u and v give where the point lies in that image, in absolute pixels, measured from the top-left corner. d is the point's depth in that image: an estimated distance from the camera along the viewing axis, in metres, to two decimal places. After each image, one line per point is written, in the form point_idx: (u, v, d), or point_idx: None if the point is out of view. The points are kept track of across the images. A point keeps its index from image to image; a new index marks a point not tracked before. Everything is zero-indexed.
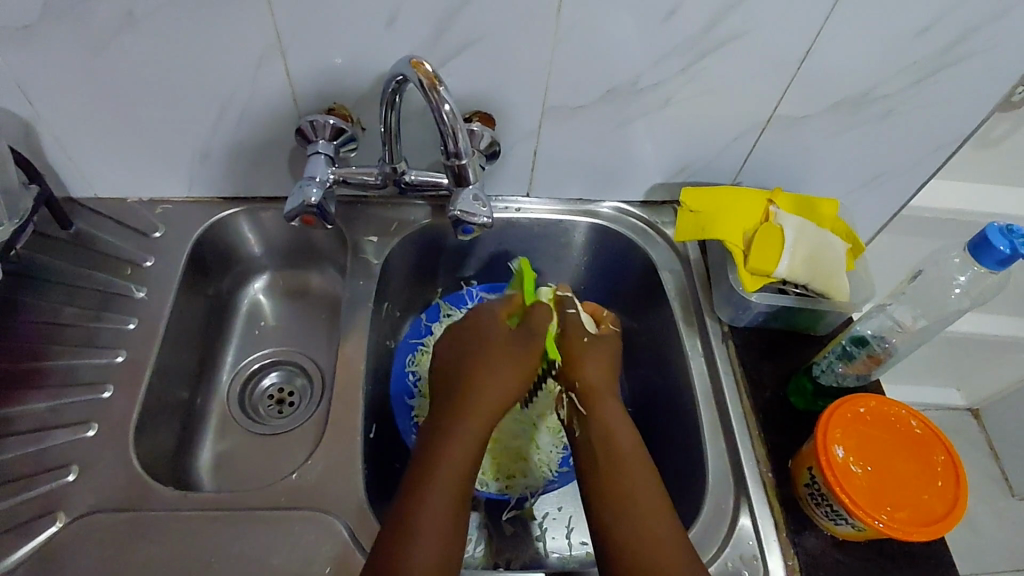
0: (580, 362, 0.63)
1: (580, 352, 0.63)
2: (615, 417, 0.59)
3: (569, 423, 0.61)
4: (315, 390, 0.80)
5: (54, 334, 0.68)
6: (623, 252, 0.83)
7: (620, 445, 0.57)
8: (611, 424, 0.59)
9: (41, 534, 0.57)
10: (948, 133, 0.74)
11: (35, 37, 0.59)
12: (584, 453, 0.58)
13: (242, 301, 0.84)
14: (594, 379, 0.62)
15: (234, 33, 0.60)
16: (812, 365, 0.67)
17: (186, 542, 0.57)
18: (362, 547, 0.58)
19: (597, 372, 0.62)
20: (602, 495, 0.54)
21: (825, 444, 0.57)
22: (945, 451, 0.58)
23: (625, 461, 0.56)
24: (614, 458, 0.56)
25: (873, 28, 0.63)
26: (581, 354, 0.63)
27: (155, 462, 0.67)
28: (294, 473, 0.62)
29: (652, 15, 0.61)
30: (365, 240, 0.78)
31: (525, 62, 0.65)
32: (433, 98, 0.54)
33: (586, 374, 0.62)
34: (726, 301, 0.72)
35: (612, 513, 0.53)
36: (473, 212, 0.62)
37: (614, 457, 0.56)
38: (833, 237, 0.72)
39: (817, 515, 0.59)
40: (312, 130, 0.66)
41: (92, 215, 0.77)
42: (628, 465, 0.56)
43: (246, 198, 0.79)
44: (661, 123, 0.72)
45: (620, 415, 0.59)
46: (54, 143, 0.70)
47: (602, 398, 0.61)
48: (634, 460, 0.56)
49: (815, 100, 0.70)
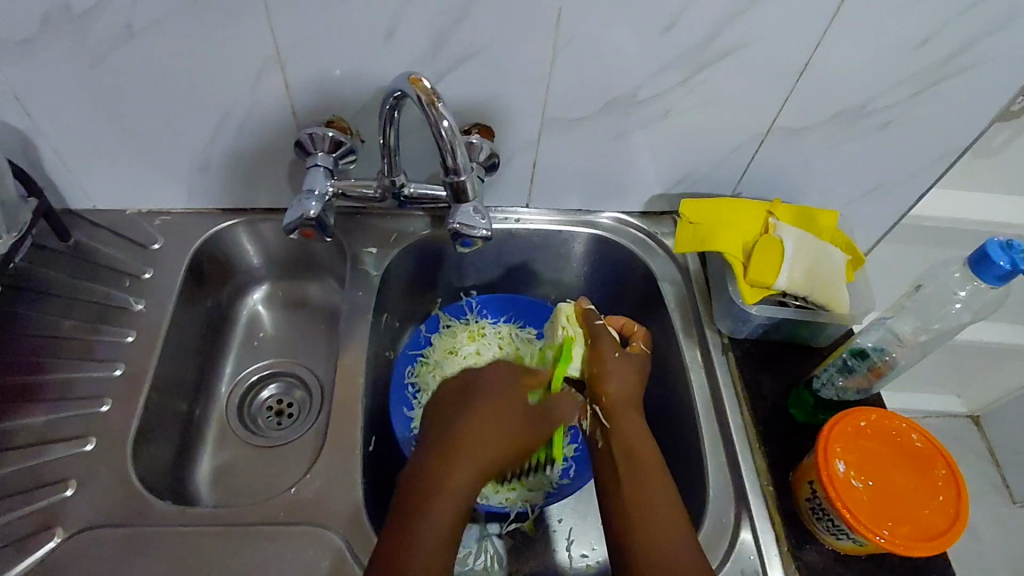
0: (604, 377, 0.63)
1: (607, 367, 0.64)
2: (636, 432, 0.59)
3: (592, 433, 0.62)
4: (314, 402, 0.79)
5: (51, 347, 0.68)
6: (623, 262, 0.82)
7: (640, 455, 0.58)
8: (632, 432, 0.59)
9: (39, 550, 0.57)
10: (947, 143, 0.74)
11: (34, 51, 0.59)
12: (607, 468, 0.58)
13: (240, 312, 0.84)
14: (618, 395, 0.62)
15: (233, 46, 0.60)
16: (812, 378, 0.67)
17: (183, 557, 0.57)
18: (362, 562, 0.57)
19: (623, 389, 0.62)
20: (625, 513, 0.54)
21: (825, 459, 0.57)
22: (946, 465, 0.58)
23: (642, 473, 0.56)
24: (630, 465, 0.57)
25: (870, 40, 0.63)
26: (609, 373, 0.63)
27: (153, 476, 0.66)
28: (293, 488, 0.62)
29: (650, 28, 0.61)
30: (365, 251, 0.78)
31: (524, 74, 0.65)
32: (432, 113, 0.54)
33: (610, 388, 0.62)
34: (726, 312, 0.72)
35: (628, 521, 0.54)
36: (472, 225, 0.62)
37: (633, 468, 0.57)
38: (833, 249, 0.72)
39: (816, 529, 0.59)
40: (311, 143, 0.66)
41: (91, 226, 0.77)
42: (648, 480, 0.56)
43: (245, 210, 0.79)
44: (660, 135, 0.72)
45: (642, 429, 0.60)
46: (52, 154, 0.70)
47: (623, 409, 0.61)
48: (653, 475, 0.56)
49: (814, 111, 0.70)
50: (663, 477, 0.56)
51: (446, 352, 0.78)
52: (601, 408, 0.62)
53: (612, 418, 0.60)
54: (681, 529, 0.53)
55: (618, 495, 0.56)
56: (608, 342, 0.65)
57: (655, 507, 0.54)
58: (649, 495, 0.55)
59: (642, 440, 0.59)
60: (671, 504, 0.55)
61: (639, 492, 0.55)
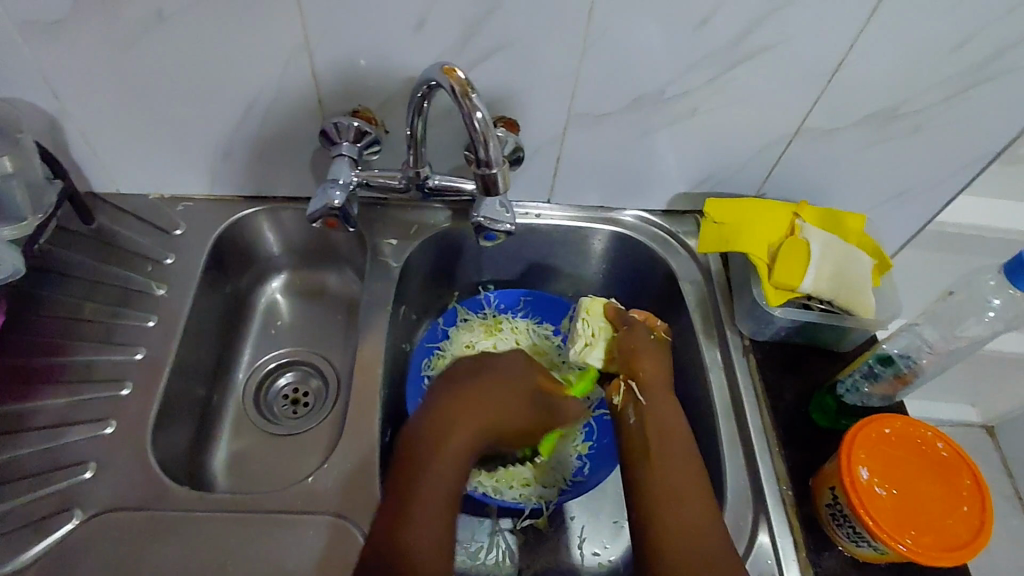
0: (639, 358, 0.65)
1: (641, 348, 0.66)
2: (668, 410, 0.61)
3: (624, 409, 0.62)
4: (330, 391, 0.79)
5: (73, 329, 0.69)
6: (643, 261, 0.82)
7: (671, 434, 0.58)
8: (665, 411, 0.61)
9: (57, 531, 0.57)
10: (979, 148, 0.73)
11: (63, 32, 0.59)
12: (637, 442, 0.59)
13: (259, 299, 0.84)
14: (653, 375, 0.64)
15: (263, 33, 0.60)
16: (836, 383, 0.66)
17: (200, 544, 0.57)
18: (359, 527, 0.59)
19: (657, 371, 0.64)
20: (648, 504, 0.54)
21: (849, 465, 0.56)
22: (971, 475, 0.57)
23: (675, 459, 0.57)
24: (662, 447, 0.57)
25: (905, 41, 0.62)
26: (647, 353, 0.66)
27: (171, 461, 0.66)
28: (311, 477, 0.62)
29: (682, 25, 0.60)
30: (385, 242, 0.78)
31: (552, 67, 0.64)
32: (465, 104, 0.53)
33: (647, 368, 0.64)
34: (749, 314, 0.71)
35: (656, 504, 0.54)
36: (497, 219, 0.63)
37: (664, 448, 0.57)
38: (860, 253, 0.71)
39: (837, 536, 0.58)
40: (336, 133, 0.66)
41: (113, 210, 0.77)
42: (677, 463, 0.56)
43: (268, 198, 0.79)
44: (687, 133, 0.71)
45: (673, 412, 0.61)
46: (78, 137, 0.70)
47: (657, 387, 0.63)
48: (682, 454, 0.57)
49: (845, 113, 0.69)
50: (693, 462, 0.57)
51: (463, 347, 0.78)
52: (636, 383, 0.63)
53: (647, 396, 0.62)
54: (711, 517, 0.53)
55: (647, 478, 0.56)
56: (641, 328, 0.68)
57: (687, 487, 0.54)
58: (680, 478, 0.55)
59: (674, 423, 0.60)
60: (699, 489, 0.55)
61: (664, 471, 0.56)
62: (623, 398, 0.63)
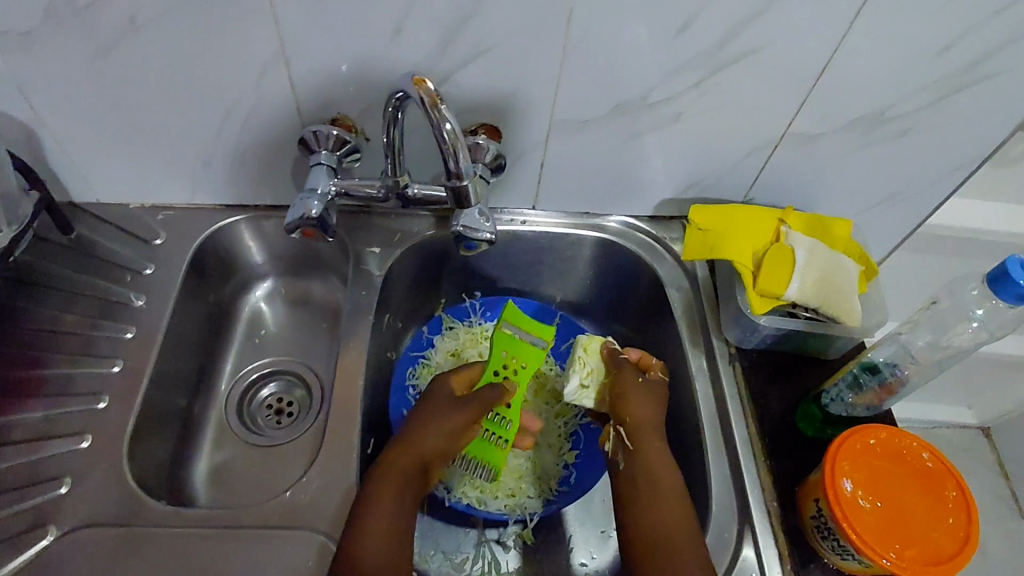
0: (628, 400, 0.64)
1: (629, 391, 0.64)
2: (656, 454, 0.60)
3: (613, 455, 0.62)
4: (313, 402, 0.79)
5: (51, 341, 0.68)
6: (629, 268, 0.81)
7: (659, 477, 0.58)
8: (655, 459, 0.59)
9: (32, 547, 0.56)
10: (967, 150, 0.72)
11: (36, 42, 0.58)
12: (628, 489, 0.58)
13: (242, 308, 0.83)
14: (643, 417, 0.62)
15: (238, 42, 0.60)
16: (821, 393, 0.65)
17: (176, 559, 0.56)
18: None
19: (647, 415, 0.63)
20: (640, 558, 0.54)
21: (832, 477, 0.55)
22: (957, 487, 0.56)
23: (658, 504, 0.56)
24: (649, 492, 0.57)
25: (891, 45, 0.61)
26: (636, 396, 0.64)
27: (150, 474, 0.66)
28: (288, 490, 0.61)
29: (663, 30, 0.59)
30: (368, 251, 0.77)
31: (533, 73, 0.63)
32: (434, 115, 0.52)
33: (636, 411, 0.63)
34: (734, 322, 0.70)
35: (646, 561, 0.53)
36: (476, 228, 0.61)
37: (649, 492, 0.57)
38: (846, 259, 0.70)
39: (823, 550, 0.57)
40: (315, 141, 0.65)
41: (93, 220, 0.77)
42: (661, 510, 0.55)
43: (249, 206, 0.78)
44: (671, 138, 0.70)
45: (664, 454, 0.60)
46: (54, 146, 0.69)
47: (646, 432, 0.61)
48: (665, 498, 0.56)
49: (831, 118, 0.68)
50: (677, 505, 0.56)
51: (448, 354, 0.79)
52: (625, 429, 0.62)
53: (636, 441, 0.61)
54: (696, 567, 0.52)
55: (636, 530, 0.55)
56: (631, 370, 0.66)
57: (673, 535, 0.54)
58: (665, 526, 0.54)
59: (663, 469, 0.59)
60: (687, 537, 0.54)
61: (651, 525, 0.55)
62: (613, 445, 0.62)
